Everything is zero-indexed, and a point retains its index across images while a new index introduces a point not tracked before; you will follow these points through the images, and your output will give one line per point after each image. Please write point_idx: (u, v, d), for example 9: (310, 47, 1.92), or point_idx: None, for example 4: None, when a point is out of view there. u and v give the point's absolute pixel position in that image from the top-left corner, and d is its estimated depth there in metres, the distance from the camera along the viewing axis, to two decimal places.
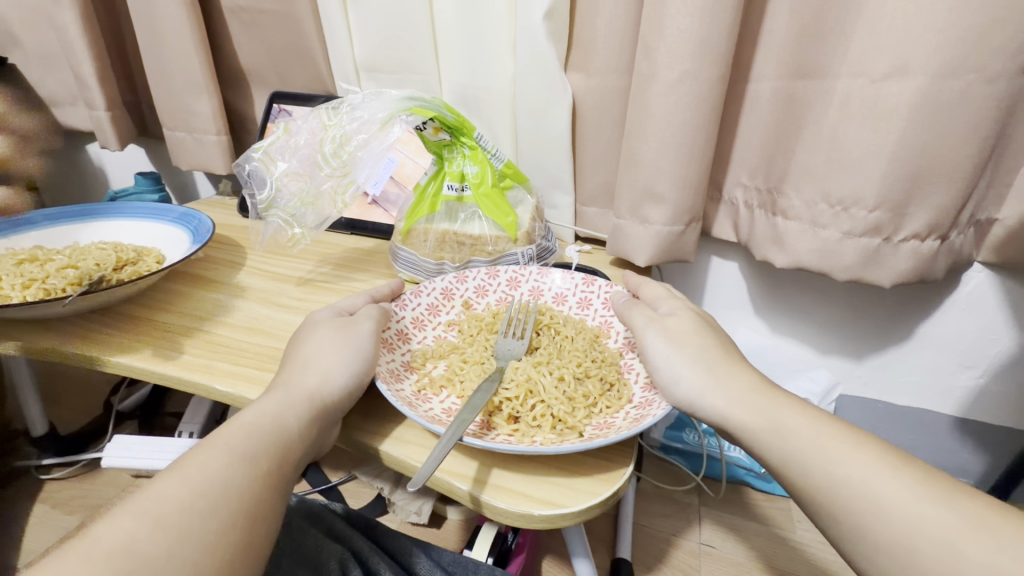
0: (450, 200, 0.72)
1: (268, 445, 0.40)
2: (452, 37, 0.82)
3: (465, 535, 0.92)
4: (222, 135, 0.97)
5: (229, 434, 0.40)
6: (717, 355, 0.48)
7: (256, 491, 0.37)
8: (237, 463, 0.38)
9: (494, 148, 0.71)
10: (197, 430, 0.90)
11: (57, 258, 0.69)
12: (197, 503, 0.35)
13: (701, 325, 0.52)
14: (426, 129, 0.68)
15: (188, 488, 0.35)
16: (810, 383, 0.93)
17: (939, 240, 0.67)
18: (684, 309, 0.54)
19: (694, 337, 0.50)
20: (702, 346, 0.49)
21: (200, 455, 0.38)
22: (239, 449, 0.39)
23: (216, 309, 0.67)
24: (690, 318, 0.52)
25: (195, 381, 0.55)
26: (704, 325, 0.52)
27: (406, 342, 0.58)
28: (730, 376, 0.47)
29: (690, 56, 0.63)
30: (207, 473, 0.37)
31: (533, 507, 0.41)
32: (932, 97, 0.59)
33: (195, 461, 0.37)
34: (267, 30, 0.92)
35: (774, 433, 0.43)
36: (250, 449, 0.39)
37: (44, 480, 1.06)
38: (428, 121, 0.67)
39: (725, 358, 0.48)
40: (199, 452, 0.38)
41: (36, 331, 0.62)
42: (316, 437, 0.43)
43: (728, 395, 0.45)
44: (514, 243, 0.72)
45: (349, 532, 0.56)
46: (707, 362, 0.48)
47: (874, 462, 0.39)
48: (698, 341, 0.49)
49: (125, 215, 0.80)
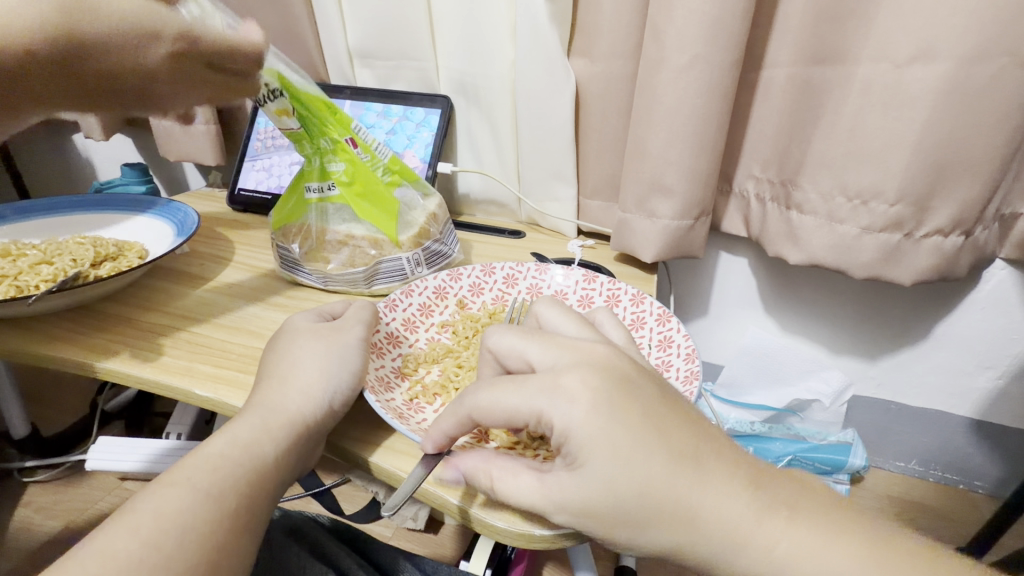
0: (320, 202, 0.64)
1: (238, 478, 0.37)
2: (448, 21, 0.78)
3: (463, 542, 0.89)
4: (210, 123, 0.93)
5: (194, 469, 0.37)
6: (638, 437, 0.31)
7: (220, 534, 0.34)
8: (201, 503, 0.35)
9: (372, 145, 0.64)
10: (185, 432, 0.86)
11: (31, 253, 0.66)
12: (151, 557, 0.31)
13: (603, 396, 0.32)
14: (269, 105, 0.57)
15: (141, 540, 0.32)
16: (820, 385, 0.92)
17: (963, 236, 0.63)
18: (578, 371, 0.33)
19: (610, 422, 0.31)
20: (609, 441, 0.31)
21: (159, 496, 0.34)
22: (208, 486, 0.35)
23: (199, 308, 0.64)
24: (589, 380, 0.33)
25: (173, 386, 0.51)
26: (622, 393, 0.33)
27: (397, 346, 0.55)
28: (639, 460, 0.31)
29: (701, 39, 0.59)
30: (165, 517, 0.33)
31: (533, 525, 0.38)
32: (960, 83, 0.55)
33: (152, 504, 0.34)
34: (255, 14, 0.88)
35: (684, 517, 0.31)
36: (216, 486, 0.36)
37: (26, 483, 1.04)
38: (278, 95, 0.56)
39: (641, 440, 0.31)
40: (159, 489, 0.35)
41: (6, 330, 0.59)
42: (299, 458, 0.41)
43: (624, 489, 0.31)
44: (397, 247, 0.63)
45: (334, 548, 0.53)
46: (601, 455, 0.31)
47: (822, 533, 0.32)
48: (600, 420, 0.31)
49: (106, 207, 0.76)
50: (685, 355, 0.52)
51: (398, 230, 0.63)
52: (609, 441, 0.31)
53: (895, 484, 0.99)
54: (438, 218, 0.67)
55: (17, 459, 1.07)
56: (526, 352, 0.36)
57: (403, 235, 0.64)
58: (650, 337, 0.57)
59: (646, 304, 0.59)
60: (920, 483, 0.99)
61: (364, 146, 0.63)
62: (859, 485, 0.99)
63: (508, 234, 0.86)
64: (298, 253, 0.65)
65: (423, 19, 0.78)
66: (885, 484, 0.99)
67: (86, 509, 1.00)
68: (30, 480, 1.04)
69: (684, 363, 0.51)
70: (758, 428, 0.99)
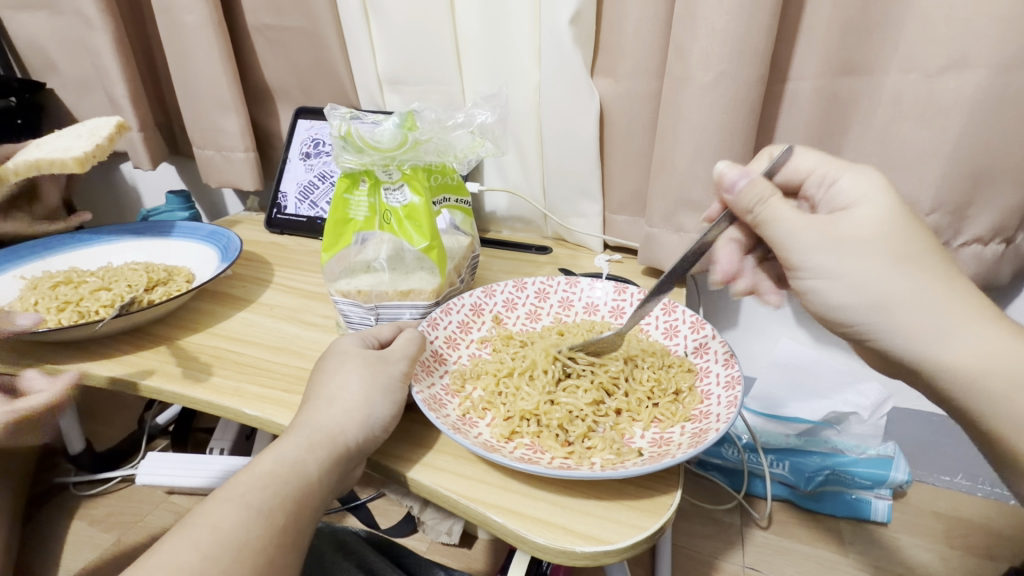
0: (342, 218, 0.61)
1: (285, 498, 0.38)
2: (474, 47, 0.80)
3: (497, 557, 0.90)
4: (249, 152, 0.96)
5: (245, 486, 0.38)
6: (910, 265, 0.42)
7: (270, 550, 0.36)
8: (252, 519, 0.36)
9: (394, 184, 0.59)
10: (228, 447, 0.90)
11: (90, 280, 0.70)
12: (207, 571, 0.33)
13: (903, 213, 0.43)
14: (402, 181, 0.59)
15: (199, 554, 0.34)
16: (859, 397, 0.90)
17: (1004, 244, 0.63)
18: (877, 194, 0.44)
19: (861, 224, 0.43)
20: (886, 240, 0.42)
21: (213, 512, 0.36)
22: (254, 503, 0.37)
23: (244, 329, 0.67)
24: (883, 197, 0.44)
25: (224, 404, 0.54)
26: (899, 208, 0.44)
27: (442, 364, 0.56)
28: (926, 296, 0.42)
29: (726, 57, 0.60)
30: (218, 532, 0.35)
31: (576, 543, 0.39)
32: (996, 90, 0.55)
33: (206, 519, 0.36)
34: (291, 47, 0.91)
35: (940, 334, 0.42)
36: (266, 502, 0.37)
37: (81, 496, 1.09)
38: (395, 181, 0.59)
39: (914, 271, 0.42)
40: (211, 505, 0.37)
41: (68, 354, 0.62)
42: (337, 478, 0.42)
43: (852, 276, 0.42)
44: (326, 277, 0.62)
45: (379, 563, 0.54)
46: (833, 242, 0.43)
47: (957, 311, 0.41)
48: (859, 253, 0.42)
49: (153, 235, 0.81)
50: (723, 360, 0.53)
51: (340, 268, 0.62)
52: (836, 238, 0.43)
53: (940, 499, 0.96)
54: (393, 291, 0.60)
55: (73, 473, 1.12)
56: (837, 179, 0.47)
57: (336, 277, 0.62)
58: (686, 345, 0.58)
59: (677, 311, 0.61)
60: (968, 498, 0.96)
61: (386, 164, 0.58)
62: (902, 499, 0.96)
63: (535, 250, 0.87)
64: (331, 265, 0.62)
65: (451, 46, 0.80)
66: (929, 499, 0.96)
67: (135, 523, 1.04)
68: (84, 494, 1.09)
69: (723, 368, 0.52)
70: (792, 441, 0.97)
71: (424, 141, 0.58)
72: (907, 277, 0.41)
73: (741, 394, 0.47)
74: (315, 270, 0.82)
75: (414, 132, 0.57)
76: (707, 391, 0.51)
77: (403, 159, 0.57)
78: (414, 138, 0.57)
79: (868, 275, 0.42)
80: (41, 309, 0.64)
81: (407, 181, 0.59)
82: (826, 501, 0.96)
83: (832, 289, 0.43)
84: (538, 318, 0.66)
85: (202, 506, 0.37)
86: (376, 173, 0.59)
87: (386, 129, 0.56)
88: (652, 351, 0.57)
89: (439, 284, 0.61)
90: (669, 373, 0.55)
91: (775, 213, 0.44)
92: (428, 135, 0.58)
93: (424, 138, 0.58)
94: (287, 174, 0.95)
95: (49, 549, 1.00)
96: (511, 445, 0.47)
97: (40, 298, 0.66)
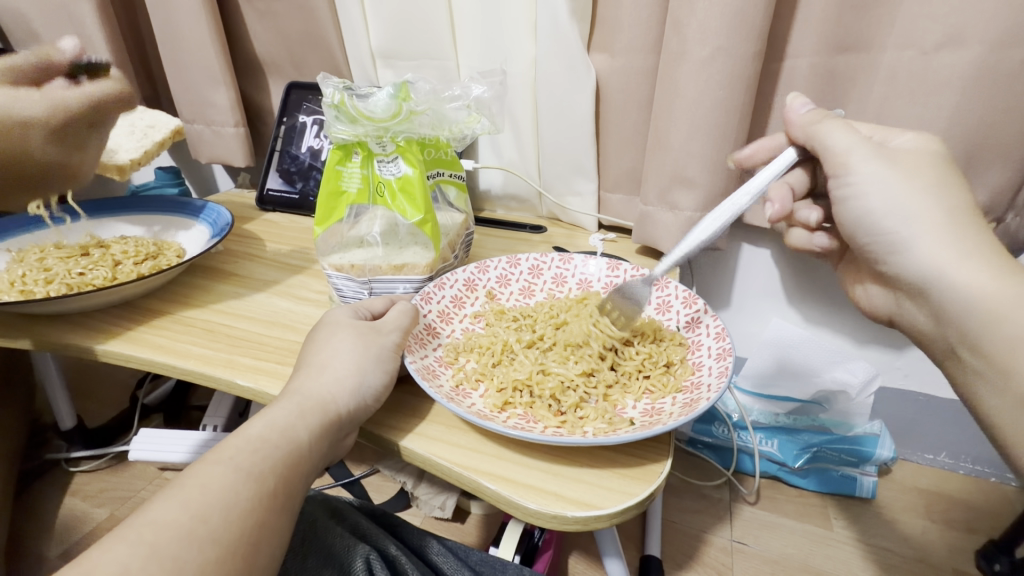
0: (334, 191, 0.60)
1: (275, 462, 0.38)
2: (468, 18, 0.79)
3: (489, 531, 0.91)
4: (239, 127, 0.95)
5: (235, 449, 0.38)
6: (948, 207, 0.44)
7: (260, 512, 0.36)
8: (242, 482, 0.36)
9: (389, 157, 0.59)
10: (221, 424, 0.90)
11: (77, 254, 0.69)
12: (197, 531, 0.33)
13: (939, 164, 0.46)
14: (398, 152, 0.59)
15: (188, 514, 0.34)
16: (847, 376, 0.91)
17: (994, 223, 0.63)
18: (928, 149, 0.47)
19: (894, 184, 0.46)
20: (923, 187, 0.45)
21: (202, 474, 0.36)
22: (245, 466, 0.37)
23: (236, 302, 0.67)
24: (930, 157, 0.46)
25: (215, 376, 0.54)
26: (943, 177, 0.45)
27: (435, 337, 0.56)
28: (949, 232, 0.44)
29: (722, 31, 0.59)
30: (207, 493, 0.35)
31: (566, 508, 0.39)
32: (988, 68, 0.55)
33: (195, 482, 0.36)
34: (281, 19, 0.89)
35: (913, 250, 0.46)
36: (257, 466, 0.37)
37: (73, 472, 1.09)
38: (391, 153, 0.58)
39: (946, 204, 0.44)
40: (200, 467, 0.37)
41: (55, 326, 0.62)
42: (328, 446, 0.42)
43: (889, 191, 0.46)
44: (320, 252, 0.62)
45: (375, 530, 0.54)
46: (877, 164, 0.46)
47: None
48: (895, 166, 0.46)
49: (140, 209, 0.80)
50: (715, 334, 0.54)
51: (332, 242, 0.61)
52: (888, 169, 0.46)
53: (924, 476, 0.98)
54: (387, 265, 0.60)
55: (65, 449, 1.12)
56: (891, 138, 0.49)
57: (330, 251, 0.61)
58: (678, 320, 0.59)
59: (670, 287, 0.62)
60: (951, 476, 0.98)
61: (381, 136, 0.57)
62: (887, 476, 0.98)
63: (529, 229, 0.87)
64: (324, 239, 0.61)
65: (444, 19, 0.79)
66: (914, 477, 0.98)
67: (129, 498, 1.05)
68: (76, 470, 1.09)
69: (715, 341, 0.53)
70: (782, 419, 0.99)
71: (421, 112, 0.57)
72: (929, 206, 0.44)
73: (732, 365, 0.48)
74: (308, 245, 0.82)
75: (411, 102, 0.56)
76: (699, 363, 0.52)
77: (398, 131, 0.57)
78: (410, 109, 0.56)
79: (906, 190, 0.45)
80: (27, 282, 0.63)
81: (403, 152, 0.58)
82: (812, 477, 0.98)
83: (861, 195, 0.47)
84: (532, 294, 0.66)
85: (189, 471, 0.37)
86: (369, 144, 0.58)
87: (384, 97, 0.55)
88: (644, 326, 0.58)
89: (433, 259, 0.61)
90: (661, 347, 0.55)
91: (830, 127, 0.48)
92: (424, 106, 0.57)
93: (422, 110, 0.57)
94: (279, 151, 0.94)
95: (40, 524, 1.00)
96: (504, 415, 0.47)
97: (25, 271, 0.65)
